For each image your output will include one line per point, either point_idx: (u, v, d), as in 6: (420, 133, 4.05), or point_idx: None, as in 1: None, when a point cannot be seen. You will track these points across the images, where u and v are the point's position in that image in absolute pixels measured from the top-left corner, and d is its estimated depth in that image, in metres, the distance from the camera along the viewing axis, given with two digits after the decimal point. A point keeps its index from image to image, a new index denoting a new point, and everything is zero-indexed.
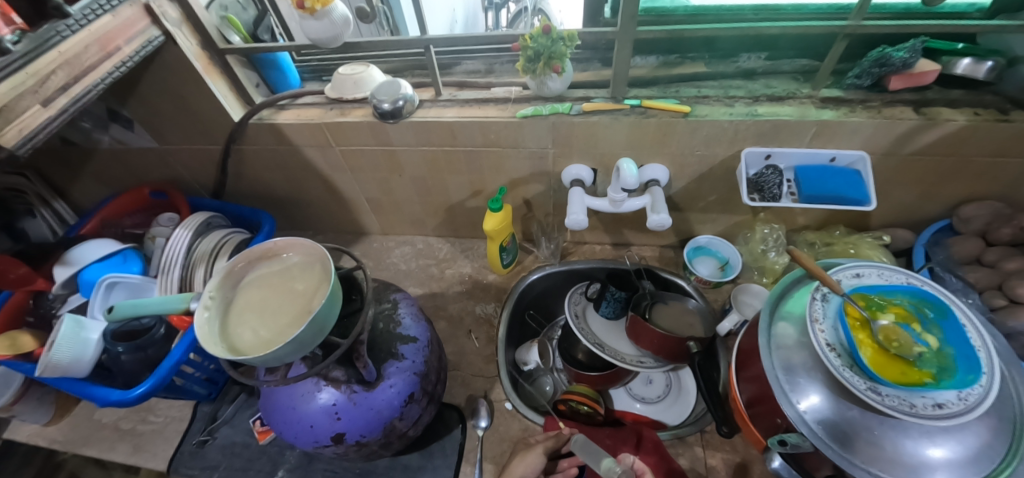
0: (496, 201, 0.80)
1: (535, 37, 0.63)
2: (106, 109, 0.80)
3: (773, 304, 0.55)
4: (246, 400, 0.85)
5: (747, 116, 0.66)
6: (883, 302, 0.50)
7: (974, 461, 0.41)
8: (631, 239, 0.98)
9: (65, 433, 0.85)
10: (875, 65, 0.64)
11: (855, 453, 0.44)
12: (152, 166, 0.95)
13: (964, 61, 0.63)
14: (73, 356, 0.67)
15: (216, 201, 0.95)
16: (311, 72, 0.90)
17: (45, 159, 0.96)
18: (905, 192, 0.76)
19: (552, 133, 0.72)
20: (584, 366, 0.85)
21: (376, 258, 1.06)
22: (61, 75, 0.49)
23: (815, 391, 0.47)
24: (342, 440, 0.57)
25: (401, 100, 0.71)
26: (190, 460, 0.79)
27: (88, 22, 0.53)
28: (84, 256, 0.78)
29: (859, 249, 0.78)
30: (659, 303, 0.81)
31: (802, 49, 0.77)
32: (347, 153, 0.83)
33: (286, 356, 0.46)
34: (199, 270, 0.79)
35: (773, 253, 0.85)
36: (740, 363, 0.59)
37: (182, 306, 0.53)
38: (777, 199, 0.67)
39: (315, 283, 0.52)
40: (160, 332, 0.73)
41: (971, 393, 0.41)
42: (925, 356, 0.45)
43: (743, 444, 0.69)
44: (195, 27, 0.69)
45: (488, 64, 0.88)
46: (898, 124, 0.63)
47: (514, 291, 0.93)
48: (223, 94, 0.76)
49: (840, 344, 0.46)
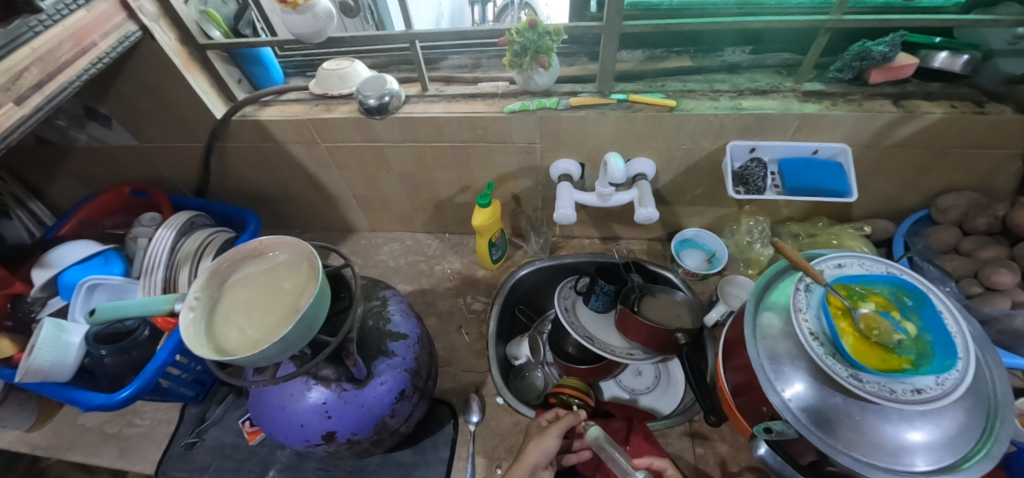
0: (484, 196, 0.80)
1: (522, 31, 0.62)
2: (82, 106, 0.78)
3: (759, 295, 0.56)
4: (234, 400, 0.84)
5: (731, 109, 0.66)
6: (863, 291, 0.51)
7: (950, 444, 0.42)
8: (619, 233, 0.99)
9: (48, 439, 0.83)
10: (856, 58, 0.66)
11: (837, 438, 0.45)
12: (133, 165, 0.93)
13: (941, 54, 0.65)
14: (54, 360, 0.66)
15: (199, 199, 0.94)
16: (295, 67, 0.88)
17: (20, 160, 0.93)
18: (885, 184, 0.78)
19: (540, 128, 0.72)
20: (575, 360, 0.87)
21: (364, 255, 1.05)
22: (35, 72, 0.48)
23: (799, 380, 0.47)
24: (332, 438, 0.57)
25: (387, 96, 0.71)
26: (179, 462, 0.78)
27: (62, 17, 0.51)
28: (63, 258, 0.76)
29: (842, 239, 0.81)
30: (647, 296, 0.82)
31: (786, 43, 0.78)
32: (333, 149, 0.82)
33: (274, 356, 0.46)
34: (184, 271, 0.78)
35: (759, 245, 0.86)
36: (727, 353, 0.60)
37: (166, 307, 0.51)
38: (762, 192, 0.68)
39: (303, 282, 0.52)
40: (144, 334, 0.72)
41: (948, 378, 0.42)
42: (903, 343, 0.46)
43: (730, 433, 0.71)
44: (174, 22, 0.68)
45: (474, 58, 0.87)
46: (878, 117, 0.64)
47: (504, 286, 0.94)
48: (205, 90, 0.74)
49: (823, 333, 0.47)
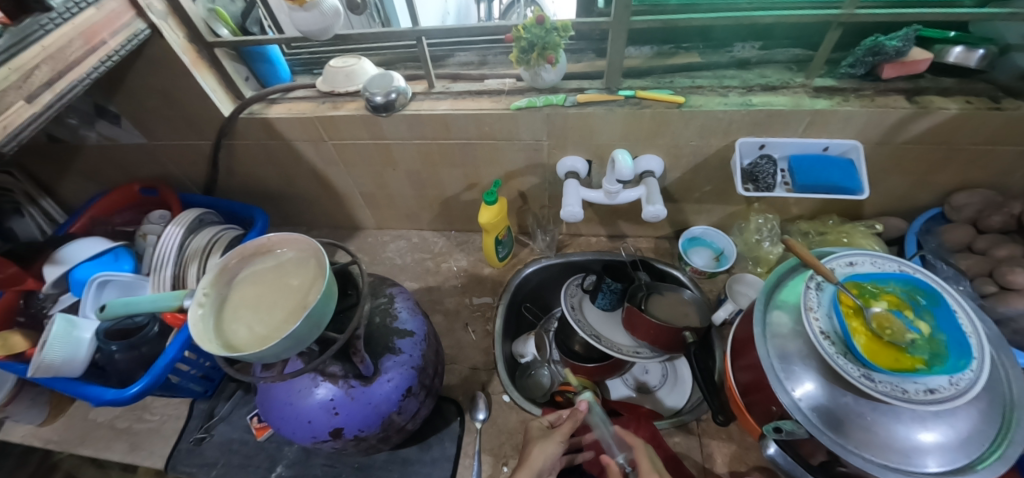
0: (490, 193, 0.80)
1: (529, 27, 0.61)
2: (92, 105, 0.78)
3: (768, 293, 0.56)
4: (242, 396, 0.85)
5: (741, 106, 0.65)
6: (875, 290, 0.50)
7: (964, 445, 0.41)
8: (626, 231, 0.99)
9: (60, 433, 0.84)
10: (869, 54, 0.64)
11: (848, 438, 0.44)
12: (142, 162, 0.94)
13: (956, 49, 0.64)
14: (66, 356, 0.66)
15: (208, 197, 0.94)
16: (302, 65, 0.88)
17: (32, 158, 0.95)
18: (898, 181, 0.77)
19: (547, 125, 0.71)
20: (582, 358, 0.87)
21: (371, 252, 1.06)
22: (45, 70, 0.48)
23: (810, 379, 0.47)
24: (340, 435, 0.57)
25: (393, 93, 0.70)
26: (188, 458, 0.79)
27: (72, 16, 0.52)
28: (74, 255, 0.77)
29: (852, 237, 0.80)
30: (655, 294, 0.82)
31: (796, 39, 0.77)
32: (340, 147, 0.82)
33: (282, 352, 0.46)
34: (192, 268, 0.79)
35: (768, 243, 0.86)
36: (736, 353, 0.60)
37: (176, 304, 0.51)
38: (771, 189, 0.68)
39: (310, 279, 0.52)
40: (154, 330, 0.73)
41: (962, 378, 0.42)
42: (917, 343, 0.45)
43: (738, 432, 0.70)
44: (182, 20, 0.68)
45: (481, 55, 0.87)
46: (891, 113, 0.63)
47: (511, 284, 0.94)
48: (213, 88, 0.75)
49: (835, 333, 0.47)
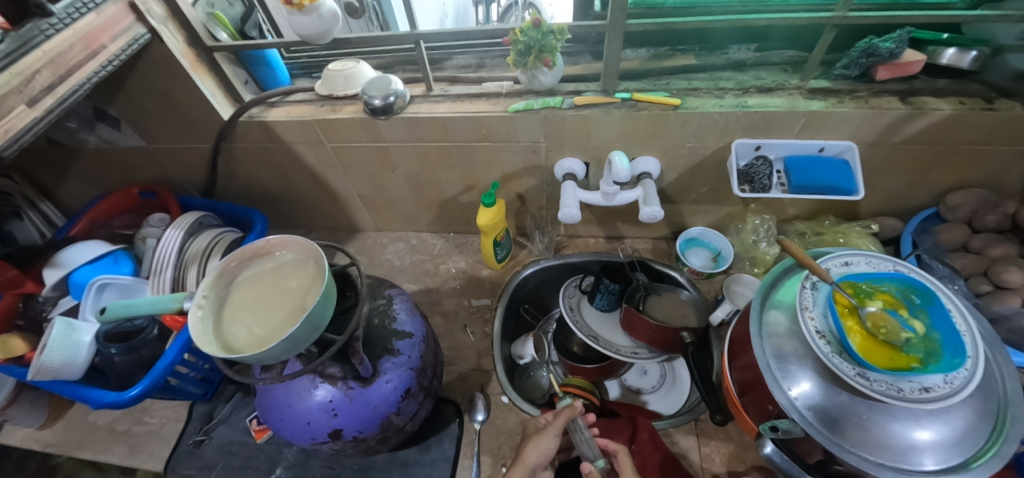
0: (488, 195, 0.80)
1: (525, 30, 0.62)
2: (92, 108, 0.79)
3: (765, 293, 0.56)
4: (242, 399, 0.85)
5: (737, 107, 0.66)
6: (870, 289, 0.51)
7: (959, 443, 0.42)
8: (624, 232, 0.99)
9: (59, 436, 0.84)
10: (863, 55, 0.65)
11: (844, 437, 0.45)
12: (141, 165, 0.94)
13: (949, 50, 0.64)
14: (66, 359, 0.66)
15: (207, 200, 0.95)
16: (301, 69, 0.89)
17: (31, 162, 0.95)
18: (894, 181, 0.77)
19: (544, 127, 0.72)
20: (580, 359, 0.87)
21: (369, 254, 1.06)
22: (46, 74, 0.49)
23: (806, 378, 0.47)
24: (339, 436, 0.57)
25: (391, 96, 0.71)
26: (187, 460, 0.79)
27: (72, 21, 0.52)
28: (73, 258, 0.78)
29: (848, 238, 0.80)
30: (653, 295, 0.82)
31: (791, 41, 0.78)
32: (339, 149, 0.83)
33: (281, 354, 0.46)
34: (191, 271, 0.79)
35: (764, 243, 0.86)
36: (733, 353, 0.60)
37: (176, 306, 0.51)
38: (767, 190, 0.68)
39: (309, 281, 0.52)
40: (152, 333, 0.73)
41: (957, 377, 0.42)
42: (911, 342, 0.46)
43: (737, 432, 0.70)
44: (181, 24, 0.68)
45: (479, 58, 0.88)
46: (886, 114, 0.64)
47: (509, 285, 0.94)
48: (211, 91, 0.75)
49: (830, 332, 0.47)
